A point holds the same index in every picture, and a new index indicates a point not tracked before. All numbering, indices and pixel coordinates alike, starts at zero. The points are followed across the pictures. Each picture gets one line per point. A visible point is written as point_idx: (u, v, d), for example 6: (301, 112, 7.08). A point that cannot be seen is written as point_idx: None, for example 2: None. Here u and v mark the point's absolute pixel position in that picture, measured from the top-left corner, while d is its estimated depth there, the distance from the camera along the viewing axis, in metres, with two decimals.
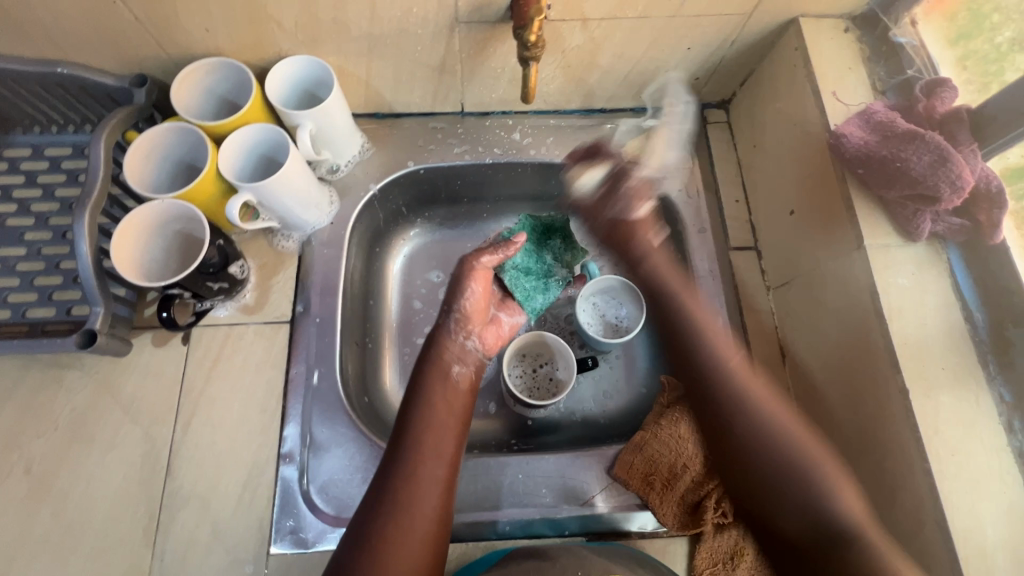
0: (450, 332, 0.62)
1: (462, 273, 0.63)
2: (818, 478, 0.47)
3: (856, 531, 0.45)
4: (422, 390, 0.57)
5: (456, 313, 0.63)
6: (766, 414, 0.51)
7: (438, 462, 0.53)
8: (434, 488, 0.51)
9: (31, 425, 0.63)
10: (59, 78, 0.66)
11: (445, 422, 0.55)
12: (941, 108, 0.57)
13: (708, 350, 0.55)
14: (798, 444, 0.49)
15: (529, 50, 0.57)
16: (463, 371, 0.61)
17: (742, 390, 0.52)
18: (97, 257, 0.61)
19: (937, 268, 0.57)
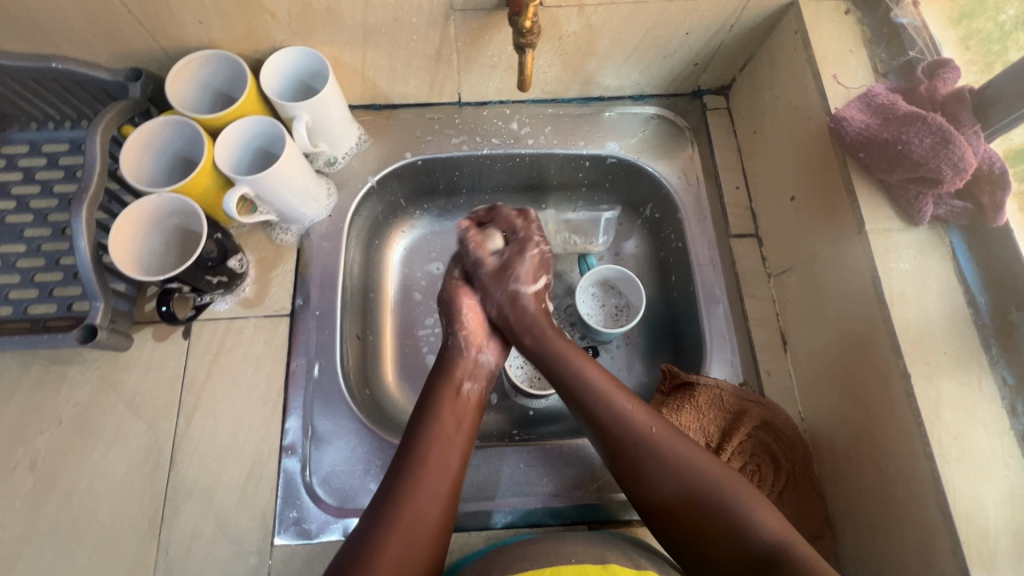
0: (460, 350, 0.64)
1: (449, 297, 0.67)
2: (731, 501, 0.50)
3: (775, 546, 0.48)
4: (432, 406, 0.58)
5: (460, 332, 0.64)
6: (670, 450, 0.54)
7: (443, 476, 0.54)
8: (438, 501, 0.52)
9: (36, 420, 0.64)
10: (53, 73, 0.65)
11: (452, 438, 0.57)
12: (943, 89, 0.56)
13: (604, 398, 0.57)
14: (709, 473, 0.52)
15: (524, 37, 0.57)
16: (474, 388, 0.62)
17: (644, 430, 0.55)
18: (96, 253, 0.61)
19: (940, 251, 0.56)
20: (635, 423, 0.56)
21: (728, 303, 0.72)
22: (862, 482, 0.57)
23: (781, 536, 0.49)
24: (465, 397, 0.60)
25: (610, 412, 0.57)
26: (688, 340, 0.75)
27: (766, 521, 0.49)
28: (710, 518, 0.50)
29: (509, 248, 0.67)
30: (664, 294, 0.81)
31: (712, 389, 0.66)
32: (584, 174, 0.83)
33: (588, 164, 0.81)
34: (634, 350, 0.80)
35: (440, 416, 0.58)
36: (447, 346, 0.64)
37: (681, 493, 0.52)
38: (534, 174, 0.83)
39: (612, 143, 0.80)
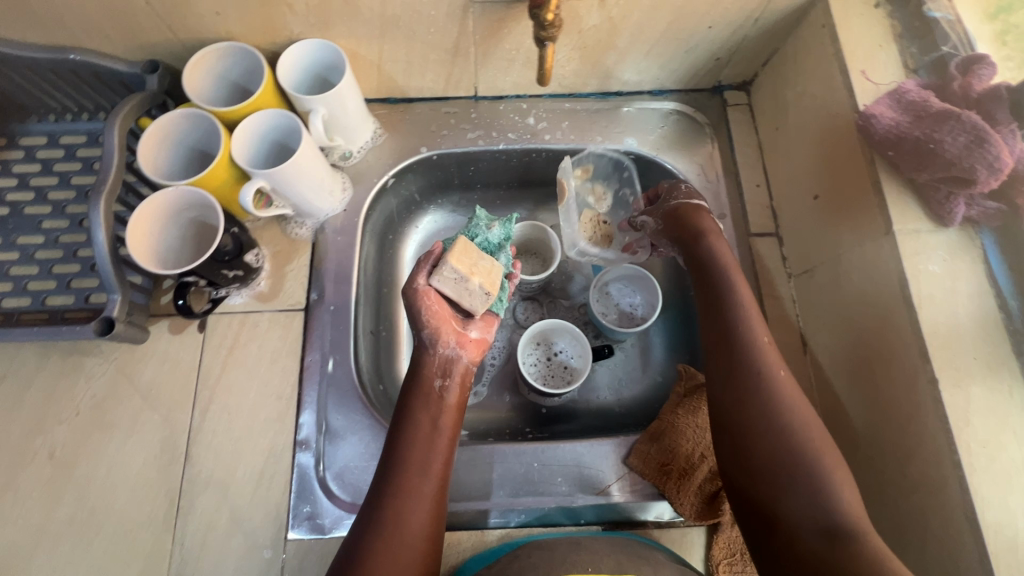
0: (426, 347, 0.60)
1: (411, 301, 0.60)
2: (827, 472, 0.49)
3: (853, 525, 0.47)
4: (410, 404, 0.58)
5: (426, 331, 0.60)
6: (789, 405, 0.52)
7: (428, 477, 0.54)
8: (423, 503, 0.52)
9: (54, 410, 0.64)
10: (71, 65, 0.65)
11: (432, 438, 0.56)
12: (978, 86, 0.54)
13: (759, 355, 0.55)
14: (818, 447, 0.50)
15: (545, 30, 0.55)
16: (447, 384, 0.60)
17: (787, 394, 0.53)
18: (113, 246, 0.61)
19: (970, 254, 0.54)
20: (775, 388, 0.53)
21: None
22: (884, 488, 0.56)
23: (856, 515, 0.48)
24: (438, 393, 0.59)
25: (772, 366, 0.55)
26: None
27: (849, 506, 0.48)
28: (783, 491, 0.50)
29: (455, 287, 0.60)
30: (681, 293, 0.80)
31: None
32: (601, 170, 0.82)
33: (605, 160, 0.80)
34: (649, 350, 0.80)
35: (416, 416, 0.57)
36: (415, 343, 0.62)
37: (780, 454, 0.51)
38: (549, 170, 0.82)
39: (631, 139, 0.78)
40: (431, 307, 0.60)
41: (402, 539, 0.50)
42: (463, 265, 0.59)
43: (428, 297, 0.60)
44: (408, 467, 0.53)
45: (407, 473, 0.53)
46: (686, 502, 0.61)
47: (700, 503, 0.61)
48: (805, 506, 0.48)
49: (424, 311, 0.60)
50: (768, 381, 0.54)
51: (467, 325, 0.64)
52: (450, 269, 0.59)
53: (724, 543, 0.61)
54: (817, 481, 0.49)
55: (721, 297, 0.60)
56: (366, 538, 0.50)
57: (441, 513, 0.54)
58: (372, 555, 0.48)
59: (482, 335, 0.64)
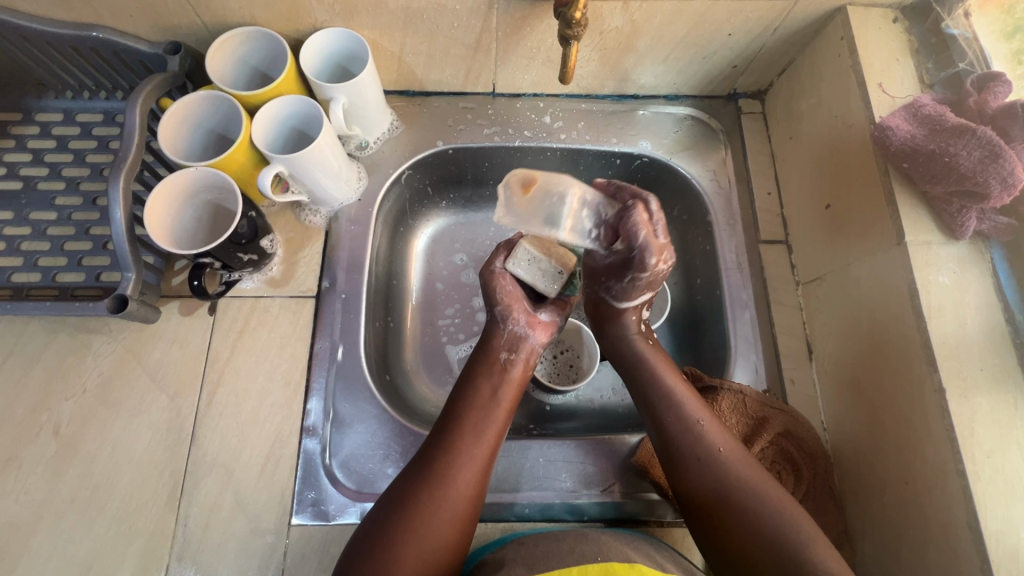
0: (498, 323, 0.62)
1: (487, 282, 0.64)
2: (791, 528, 0.50)
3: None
4: (474, 371, 0.60)
5: (497, 309, 0.63)
6: (737, 478, 0.53)
7: (480, 442, 0.55)
8: (473, 464, 0.53)
9: (60, 388, 0.64)
10: (93, 42, 0.65)
11: (490, 404, 0.57)
12: (993, 102, 0.55)
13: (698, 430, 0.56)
14: (776, 510, 0.51)
15: (571, 29, 0.56)
16: (512, 358, 0.61)
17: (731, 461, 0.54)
18: (130, 224, 0.61)
19: (979, 267, 0.55)
20: (726, 470, 0.53)
21: (755, 309, 0.72)
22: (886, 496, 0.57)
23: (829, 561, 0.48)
24: (502, 363, 0.60)
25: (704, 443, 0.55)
26: (710, 343, 0.75)
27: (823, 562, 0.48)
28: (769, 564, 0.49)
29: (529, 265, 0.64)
30: (688, 296, 0.81)
31: (735, 393, 0.66)
32: (613, 172, 0.82)
33: (618, 162, 0.80)
34: None
35: (477, 381, 0.59)
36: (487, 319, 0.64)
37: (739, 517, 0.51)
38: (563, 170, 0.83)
39: (645, 142, 0.79)
40: (506, 287, 0.63)
41: (443, 497, 0.51)
42: (537, 245, 0.64)
43: (504, 280, 0.64)
44: (462, 428, 0.55)
45: (462, 433, 0.55)
46: None
47: None
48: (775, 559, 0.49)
49: (499, 290, 0.63)
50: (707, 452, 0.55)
51: (541, 306, 0.65)
52: (524, 252, 0.64)
53: None
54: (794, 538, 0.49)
55: (650, 377, 0.60)
56: (411, 488, 0.51)
57: (486, 480, 0.54)
58: (417, 507, 0.50)
59: (553, 319, 0.64)
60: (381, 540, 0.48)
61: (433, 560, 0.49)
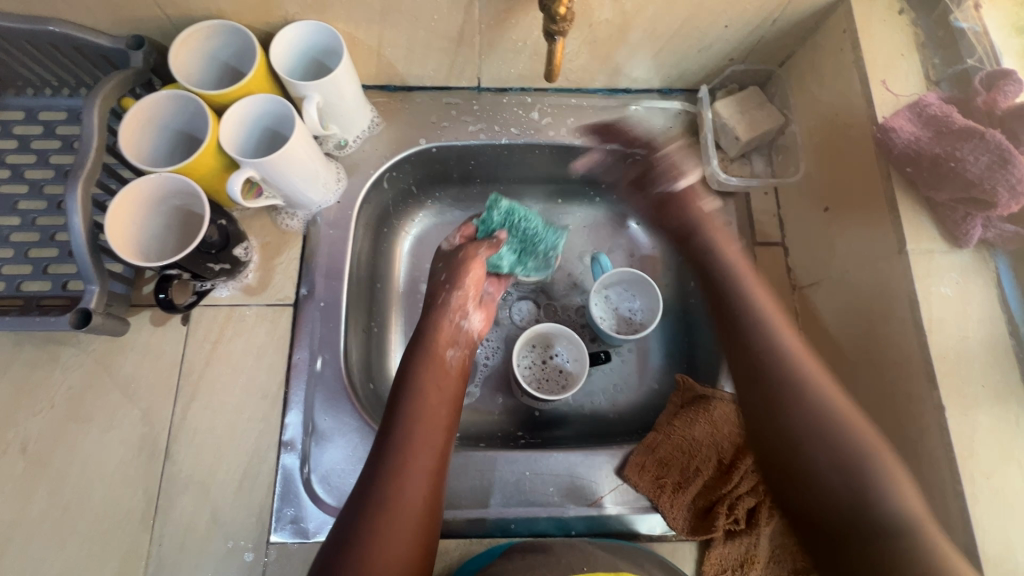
0: (448, 309, 0.64)
1: (461, 260, 0.66)
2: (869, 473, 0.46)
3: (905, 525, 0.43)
4: (413, 378, 0.58)
5: (456, 292, 0.65)
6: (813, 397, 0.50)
7: (426, 454, 0.53)
8: (422, 477, 0.52)
9: (28, 402, 0.62)
10: (50, 37, 0.61)
11: (438, 408, 0.57)
12: (1003, 103, 0.52)
13: (807, 391, 0.51)
14: (840, 421, 0.49)
15: (556, 24, 0.52)
16: (456, 355, 0.63)
17: (844, 427, 0.48)
18: (91, 233, 0.58)
19: (983, 277, 0.53)
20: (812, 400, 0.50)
21: None
22: None
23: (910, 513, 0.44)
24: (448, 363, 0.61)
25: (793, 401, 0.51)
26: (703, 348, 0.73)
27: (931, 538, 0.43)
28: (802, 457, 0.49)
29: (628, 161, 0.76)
30: (682, 298, 0.78)
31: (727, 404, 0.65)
32: (605, 169, 0.79)
33: (610, 159, 0.77)
34: (647, 356, 0.78)
35: (423, 379, 0.58)
36: (437, 305, 0.64)
37: (841, 485, 0.47)
38: (552, 167, 0.80)
39: (638, 139, 0.76)
40: (474, 273, 0.66)
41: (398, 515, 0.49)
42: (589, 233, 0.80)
43: (476, 265, 0.66)
44: (408, 437, 0.54)
45: (411, 446, 0.53)
46: (679, 515, 0.60)
47: (692, 517, 0.60)
48: (838, 503, 0.46)
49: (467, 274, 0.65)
50: (821, 419, 0.49)
51: (479, 309, 0.67)
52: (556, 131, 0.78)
53: (717, 559, 0.59)
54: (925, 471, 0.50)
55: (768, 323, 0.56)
56: (369, 503, 0.50)
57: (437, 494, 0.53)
58: (374, 533, 0.48)
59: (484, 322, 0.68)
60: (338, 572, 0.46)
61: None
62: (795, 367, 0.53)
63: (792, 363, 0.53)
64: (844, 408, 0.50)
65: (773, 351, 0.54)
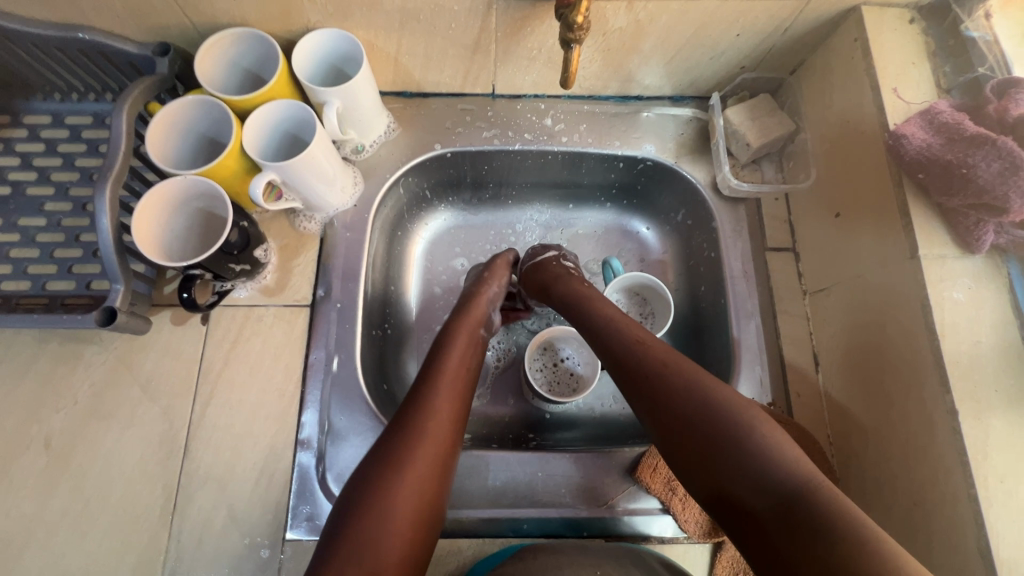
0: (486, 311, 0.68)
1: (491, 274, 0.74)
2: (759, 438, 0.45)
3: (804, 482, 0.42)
4: (448, 347, 0.61)
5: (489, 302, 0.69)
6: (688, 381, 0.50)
7: (449, 412, 0.53)
8: (438, 446, 0.51)
9: (51, 399, 0.63)
10: (80, 44, 0.63)
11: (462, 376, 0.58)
12: (1014, 110, 0.52)
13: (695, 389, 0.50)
14: (719, 393, 0.49)
15: (573, 33, 0.53)
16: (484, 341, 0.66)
17: (716, 408, 0.48)
18: (118, 234, 0.59)
19: (995, 282, 0.53)
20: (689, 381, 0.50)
21: (761, 319, 0.70)
22: (897, 517, 0.55)
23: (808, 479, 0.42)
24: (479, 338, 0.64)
25: (682, 398, 0.50)
26: (714, 352, 0.73)
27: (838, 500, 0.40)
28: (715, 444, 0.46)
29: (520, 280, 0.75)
30: (692, 303, 0.79)
31: None
32: (616, 175, 0.80)
33: (621, 165, 0.78)
34: None
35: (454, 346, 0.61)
36: (472, 292, 0.70)
37: (740, 458, 0.44)
38: (564, 173, 0.81)
39: (649, 145, 0.77)
40: (500, 266, 0.75)
41: (420, 466, 0.49)
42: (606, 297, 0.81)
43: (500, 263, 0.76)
44: (434, 393, 0.54)
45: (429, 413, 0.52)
46: (691, 518, 0.61)
47: (704, 520, 0.61)
48: (744, 485, 0.44)
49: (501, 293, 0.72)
50: (703, 411, 0.48)
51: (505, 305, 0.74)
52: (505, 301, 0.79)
53: (727, 562, 0.60)
54: (927, 473, 0.52)
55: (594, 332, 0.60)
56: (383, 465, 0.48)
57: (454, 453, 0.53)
58: (390, 489, 0.47)
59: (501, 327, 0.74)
60: (358, 515, 0.45)
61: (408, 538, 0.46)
62: (659, 372, 0.52)
63: (647, 351, 0.54)
64: (735, 402, 0.48)
65: (618, 345, 0.57)
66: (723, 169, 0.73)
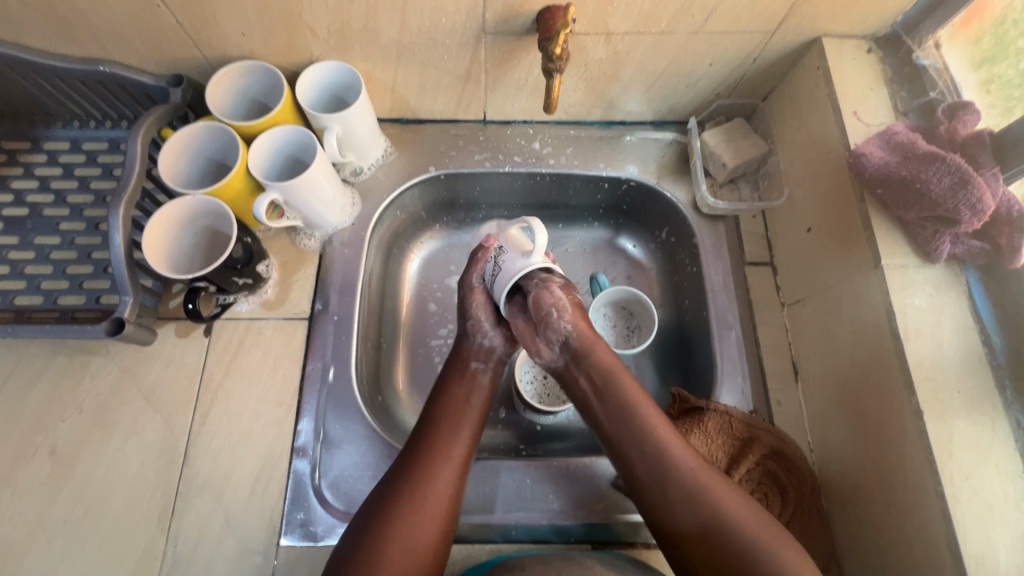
0: (467, 334, 0.67)
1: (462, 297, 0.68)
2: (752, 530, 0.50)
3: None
4: (445, 386, 0.63)
5: (468, 321, 0.67)
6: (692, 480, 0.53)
7: (451, 463, 0.56)
8: (441, 486, 0.55)
9: (57, 408, 0.65)
10: (100, 76, 0.68)
11: (465, 407, 0.61)
12: (963, 131, 0.57)
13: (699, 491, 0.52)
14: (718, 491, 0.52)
15: (554, 62, 0.59)
16: (481, 367, 0.65)
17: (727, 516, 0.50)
18: (129, 249, 0.63)
19: (955, 290, 0.56)
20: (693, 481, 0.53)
21: (741, 330, 0.72)
22: (873, 520, 0.56)
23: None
24: (472, 373, 0.64)
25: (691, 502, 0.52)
26: (698, 363, 0.75)
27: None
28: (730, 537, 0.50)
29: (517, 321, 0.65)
30: (677, 316, 0.82)
31: (721, 415, 0.65)
32: (602, 196, 0.85)
33: (606, 185, 0.83)
34: (644, 372, 0.81)
35: (451, 392, 0.62)
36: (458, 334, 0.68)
37: (744, 553, 0.49)
38: (552, 193, 0.85)
39: (632, 167, 0.81)
40: (478, 300, 0.67)
41: (414, 524, 0.52)
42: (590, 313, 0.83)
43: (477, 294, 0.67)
44: (433, 446, 0.57)
45: (433, 458, 0.56)
46: None
47: None
48: None
49: (472, 305, 0.67)
50: (699, 504, 0.51)
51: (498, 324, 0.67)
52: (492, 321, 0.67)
53: None
54: (899, 473, 0.54)
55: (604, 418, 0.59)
56: (382, 515, 0.52)
57: (455, 507, 0.55)
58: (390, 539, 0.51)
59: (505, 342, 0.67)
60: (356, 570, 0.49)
61: None
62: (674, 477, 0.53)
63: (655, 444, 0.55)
64: (749, 513, 0.51)
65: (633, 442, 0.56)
66: (701, 188, 0.77)
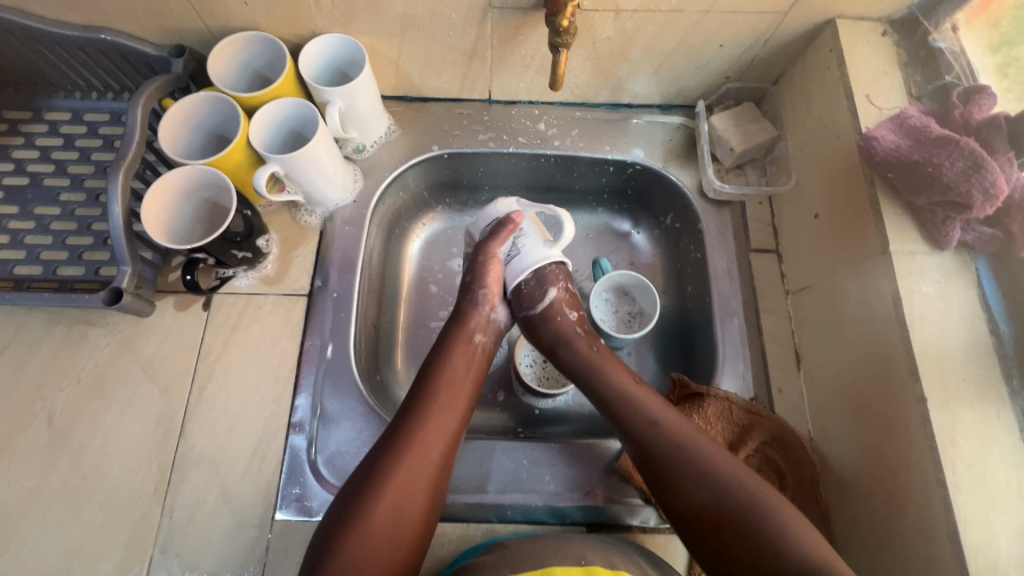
0: (475, 304, 0.67)
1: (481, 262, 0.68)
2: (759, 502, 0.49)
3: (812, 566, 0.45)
4: (441, 357, 0.62)
5: (481, 290, 0.67)
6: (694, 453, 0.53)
7: (442, 436, 0.56)
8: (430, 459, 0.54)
9: (55, 378, 0.65)
10: (101, 44, 0.68)
11: (460, 380, 0.60)
12: (978, 114, 0.56)
13: (700, 472, 0.52)
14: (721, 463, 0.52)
15: (560, 36, 0.58)
16: (485, 340, 0.65)
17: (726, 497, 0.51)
18: (128, 219, 0.63)
19: (963, 277, 0.55)
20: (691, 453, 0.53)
21: (744, 317, 0.72)
22: (873, 508, 0.56)
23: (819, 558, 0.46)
24: (475, 347, 0.64)
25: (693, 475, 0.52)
26: (699, 349, 0.75)
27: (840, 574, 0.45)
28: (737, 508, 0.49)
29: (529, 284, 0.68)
30: (680, 303, 0.81)
31: (722, 402, 0.65)
32: (607, 179, 0.84)
33: (612, 169, 0.81)
34: (644, 358, 0.80)
35: (449, 364, 0.62)
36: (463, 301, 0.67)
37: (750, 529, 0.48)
38: (556, 175, 0.84)
39: (638, 150, 0.80)
40: (493, 271, 0.68)
41: (401, 497, 0.51)
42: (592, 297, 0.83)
43: (493, 264, 0.68)
44: (424, 418, 0.56)
45: (425, 431, 0.55)
46: None
47: None
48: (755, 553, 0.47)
49: (489, 275, 0.68)
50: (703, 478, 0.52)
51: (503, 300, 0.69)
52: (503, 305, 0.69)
53: None
54: (900, 460, 0.53)
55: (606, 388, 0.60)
56: (371, 484, 0.52)
57: (445, 480, 0.55)
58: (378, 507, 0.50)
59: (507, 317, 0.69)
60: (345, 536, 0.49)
61: (393, 550, 0.50)
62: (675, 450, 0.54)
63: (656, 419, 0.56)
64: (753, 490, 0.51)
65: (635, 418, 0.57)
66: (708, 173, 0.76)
